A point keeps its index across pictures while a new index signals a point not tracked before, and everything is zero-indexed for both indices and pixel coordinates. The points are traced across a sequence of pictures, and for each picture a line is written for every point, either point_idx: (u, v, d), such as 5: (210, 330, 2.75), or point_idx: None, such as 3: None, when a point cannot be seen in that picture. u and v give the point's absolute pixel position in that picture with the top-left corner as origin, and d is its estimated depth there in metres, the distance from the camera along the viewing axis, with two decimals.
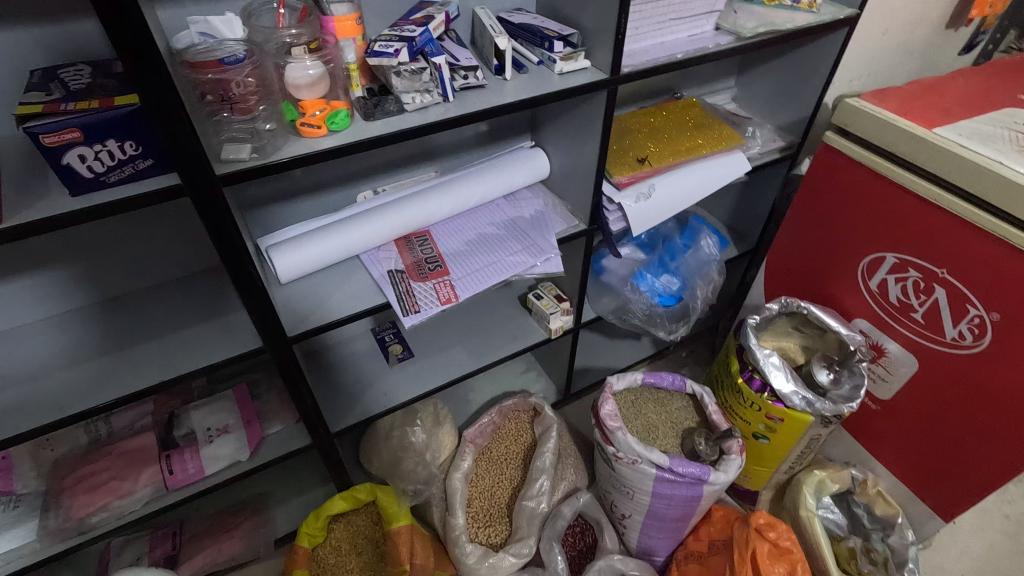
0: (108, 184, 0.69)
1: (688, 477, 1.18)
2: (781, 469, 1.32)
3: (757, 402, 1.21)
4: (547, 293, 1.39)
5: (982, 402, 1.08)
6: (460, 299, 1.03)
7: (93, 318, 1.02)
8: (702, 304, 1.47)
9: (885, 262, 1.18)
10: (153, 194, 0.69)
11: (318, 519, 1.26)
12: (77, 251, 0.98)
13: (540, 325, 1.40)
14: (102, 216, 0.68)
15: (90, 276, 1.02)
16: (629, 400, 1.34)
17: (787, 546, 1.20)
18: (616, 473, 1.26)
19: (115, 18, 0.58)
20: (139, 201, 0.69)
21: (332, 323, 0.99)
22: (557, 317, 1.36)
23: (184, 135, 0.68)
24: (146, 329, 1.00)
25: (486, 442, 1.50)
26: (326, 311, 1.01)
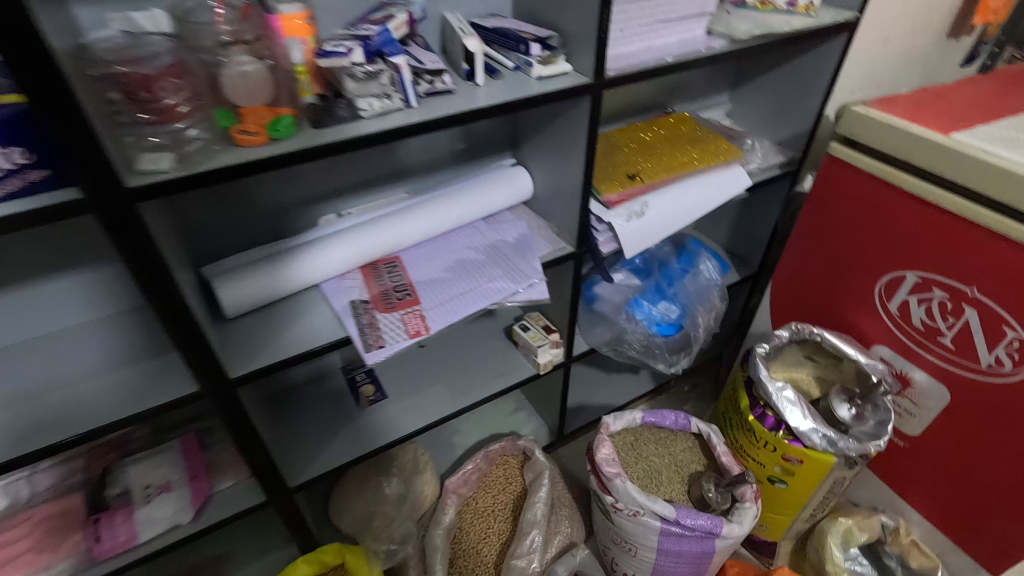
0: None
1: (699, 530, 1.03)
2: (801, 517, 1.18)
3: (771, 442, 1.07)
4: (535, 325, 1.27)
5: None
6: (432, 331, 0.91)
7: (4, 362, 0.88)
8: (705, 333, 1.34)
9: (905, 282, 1.07)
10: (49, 208, 0.57)
11: None
12: None
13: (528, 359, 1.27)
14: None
15: None
16: (628, 442, 1.20)
17: None
18: (616, 526, 1.11)
19: None
20: (26, 221, 0.56)
21: (283, 361, 0.86)
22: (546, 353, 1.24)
23: (83, 138, 0.57)
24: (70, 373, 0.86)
25: (471, 492, 1.35)
26: (277, 348, 0.88)
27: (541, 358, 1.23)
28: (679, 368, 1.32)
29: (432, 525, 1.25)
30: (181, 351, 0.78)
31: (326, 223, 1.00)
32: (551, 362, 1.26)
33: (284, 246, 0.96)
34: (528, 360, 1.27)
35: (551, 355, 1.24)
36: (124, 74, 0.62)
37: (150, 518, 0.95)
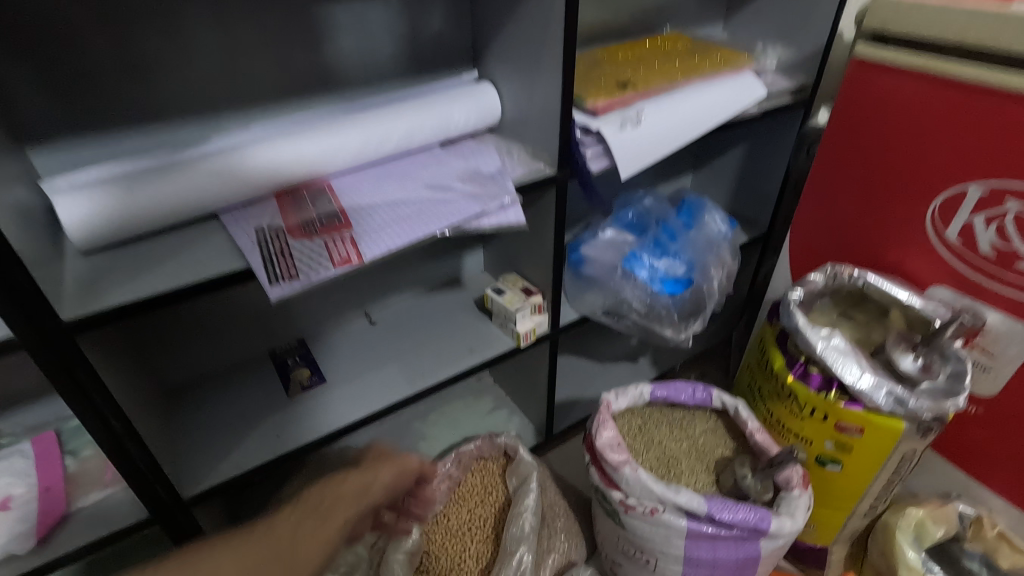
0: None
1: (738, 528, 0.77)
2: (859, 511, 0.92)
3: (820, 409, 0.83)
4: (513, 287, 1.03)
5: None
6: (367, 258, 0.66)
7: None
8: (719, 293, 1.09)
9: (966, 198, 0.85)
10: None
11: None
12: None
13: (506, 329, 1.02)
14: None
15: None
16: (634, 427, 0.95)
17: None
18: (628, 533, 0.84)
19: None
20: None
21: (150, 299, 0.60)
22: (525, 321, 1.00)
23: None
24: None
25: (441, 506, 1.08)
26: (144, 284, 0.62)
27: (518, 327, 0.99)
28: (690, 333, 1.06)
29: (391, 548, 0.98)
30: None
31: (226, 137, 0.76)
32: (533, 333, 1.01)
33: (163, 160, 0.71)
34: (506, 330, 1.02)
35: (532, 324, 1.00)
36: None
37: None
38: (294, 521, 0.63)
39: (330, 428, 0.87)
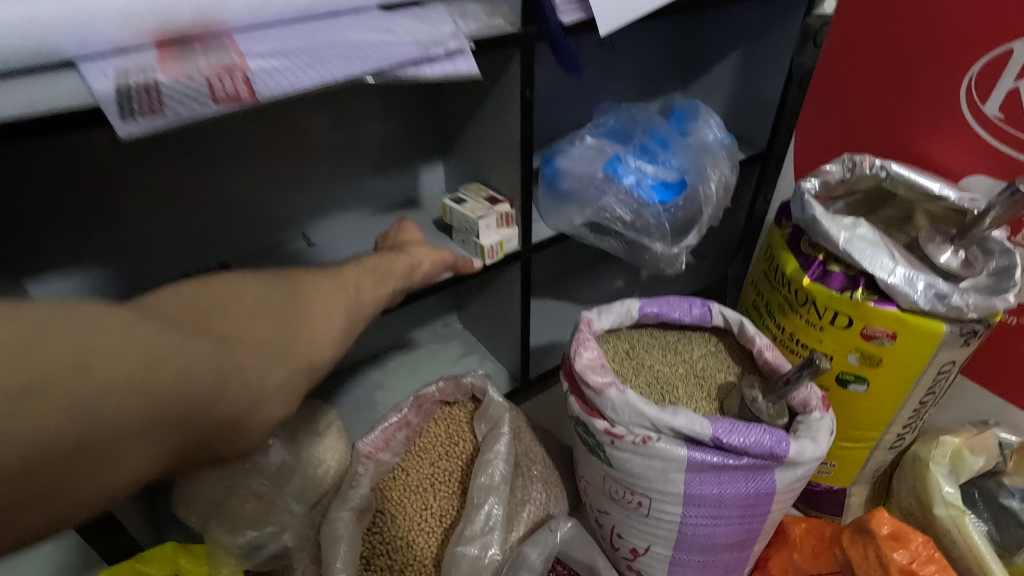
0: None
1: (750, 454, 0.63)
2: (884, 441, 0.79)
3: (844, 313, 0.69)
4: (475, 196, 0.87)
5: None
6: (259, 98, 0.50)
7: None
8: (718, 204, 0.93)
9: (1014, 57, 0.71)
10: None
11: None
12: None
13: (468, 242, 0.85)
14: None
15: None
16: (622, 351, 0.80)
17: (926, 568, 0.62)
18: (615, 470, 0.69)
19: None
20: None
21: None
22: (490, 233, 0.84)
23: None
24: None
25: (398, 458, 0.92)
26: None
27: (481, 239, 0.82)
28: (684, 249, 0.91)
29: (334, 505, 0.81)
30: None
31: None
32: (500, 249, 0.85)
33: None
34: (468, 246, 0.86)
35: (498, 237, 0.84)
36: None
37: None
38: (350, 281, 0.50)
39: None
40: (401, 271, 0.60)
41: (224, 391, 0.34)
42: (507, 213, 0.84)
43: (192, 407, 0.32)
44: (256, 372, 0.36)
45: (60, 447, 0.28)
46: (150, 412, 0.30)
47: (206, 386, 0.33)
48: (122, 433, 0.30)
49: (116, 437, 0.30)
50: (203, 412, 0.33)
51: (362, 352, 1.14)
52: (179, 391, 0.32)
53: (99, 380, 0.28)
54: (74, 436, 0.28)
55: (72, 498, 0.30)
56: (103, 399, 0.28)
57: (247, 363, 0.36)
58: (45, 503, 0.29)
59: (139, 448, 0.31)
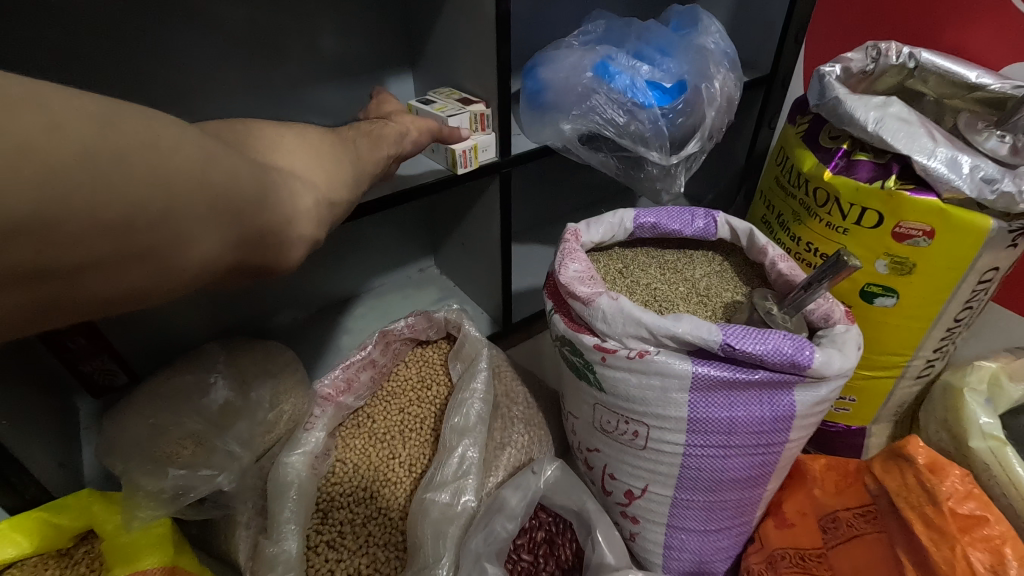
0: None
1: (768, 366, 0.53)
2: (912, 368, 0.69)
3: (873, 208, 0.59)
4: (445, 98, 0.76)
5: None
6: None
7: None
8: (722, 108, 0.82)
9: None
10: None
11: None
12: None
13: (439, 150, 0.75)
14: None
15: None
16: (615, 270, 0.70)
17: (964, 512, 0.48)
18: (608, 395, 0.59)
19: None
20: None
21: None
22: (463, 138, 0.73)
23: None
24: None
25: (361, 402, 0.81)
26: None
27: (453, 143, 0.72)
28: (684, 159, 0.81)
29: (284, 449, 0.70)
30: None
31: None
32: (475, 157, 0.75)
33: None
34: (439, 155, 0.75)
35: (473, 142, 0.73)
36: None
37: None
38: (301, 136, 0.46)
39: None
40: (395, 136, 0.61)
41: (264, 200, 0.38)
42: (481, 114, 0.73)
43: (244, 203, 0.36)
44: (284, 189, 0.41)
45: (145, 211, 0.30)
46: (211, 199, 0.34)
47: (253, 187, 0.37)
48: (191, 210, 0.33)
49: (182, 217, 0.33)
50: (249, 213, 0.37)
51: (325, 298, 1.03)
52: (231, 185, 0.35)
53: (170, 157, 0.32)
54: (158, 200, 0.31)
55: (144, 271, 0.32)
56: (178, 172, 0.32)
57: (276, 181, 0.40)
58: (127, 269, 0.31)
59: (206, 231, 0.34)
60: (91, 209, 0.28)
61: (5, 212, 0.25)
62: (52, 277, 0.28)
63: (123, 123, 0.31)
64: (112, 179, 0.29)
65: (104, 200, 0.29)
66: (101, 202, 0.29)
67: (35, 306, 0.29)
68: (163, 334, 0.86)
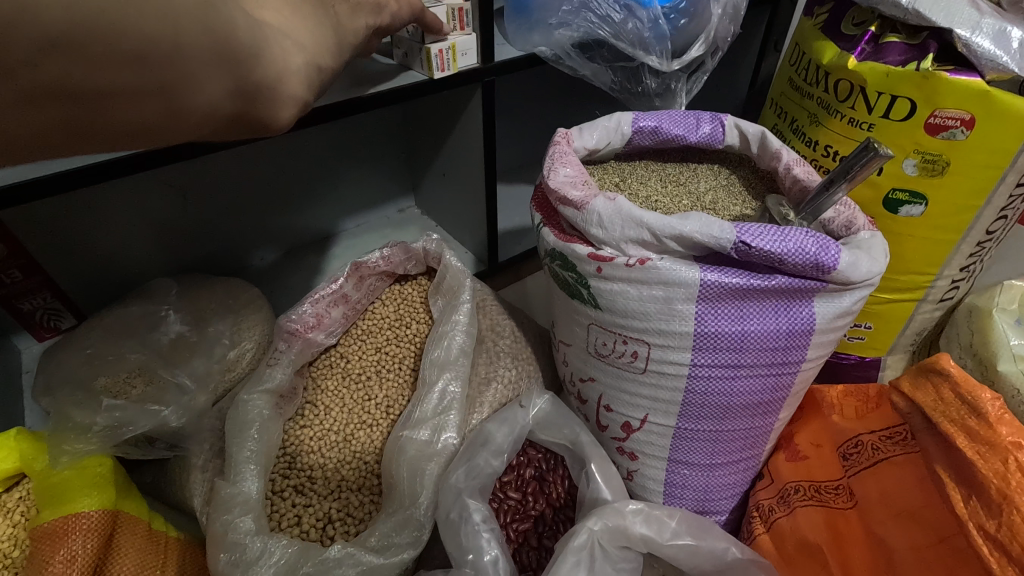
0: None
1: (784, 272, 0.46)
2: (937, 291, 0.63)
3: (905, 96, 0.52)
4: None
5: None
6: None
7: None
8: (730, 11, 0.73)
9: None
10: None
11: None
12: None
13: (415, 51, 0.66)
14: None
15: None
16: (611, 183, 0.63)
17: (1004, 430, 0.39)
18: (602, 312, 0.52)
19: None
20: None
21: None
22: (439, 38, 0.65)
23: None
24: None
25: (334, 341, 0.74)
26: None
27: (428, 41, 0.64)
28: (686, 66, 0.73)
29: (245, 386, 0.63)
30: None
31: None
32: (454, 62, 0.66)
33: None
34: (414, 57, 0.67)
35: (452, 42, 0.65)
36: None
37: None
38: None
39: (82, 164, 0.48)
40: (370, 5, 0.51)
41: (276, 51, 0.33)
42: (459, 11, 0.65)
43: (245, 53, 0.31)
44: (278, 42, 0.33)
45: (154, 50, 0.28)
46: (212, 42, 0.29)
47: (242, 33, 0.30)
48: (196, 55, 0.29)
49: (189, 61, 0.29)
50: (251, 66, 0.31)
51: (296, 237, 0.95)
52: (237, 29, 0.30)
53: None
54: (162, 41, 0.28)
55: (159, 112, 0.30)
56: (176, 10, 0.28)
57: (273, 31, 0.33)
58: (140, 105, 0.29)
59: (216, 78, 0.30)
60: (110, 36, 0.26)
61: (36, 24, 0.24)
62: (79, 101, 0.28)
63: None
64: (124, 17, 0.26)
65: (109, 32, 0.26)
66: (114, 36, 0.26)
67: (63, 126, 0.29)
68: (115, 271, 0.79)
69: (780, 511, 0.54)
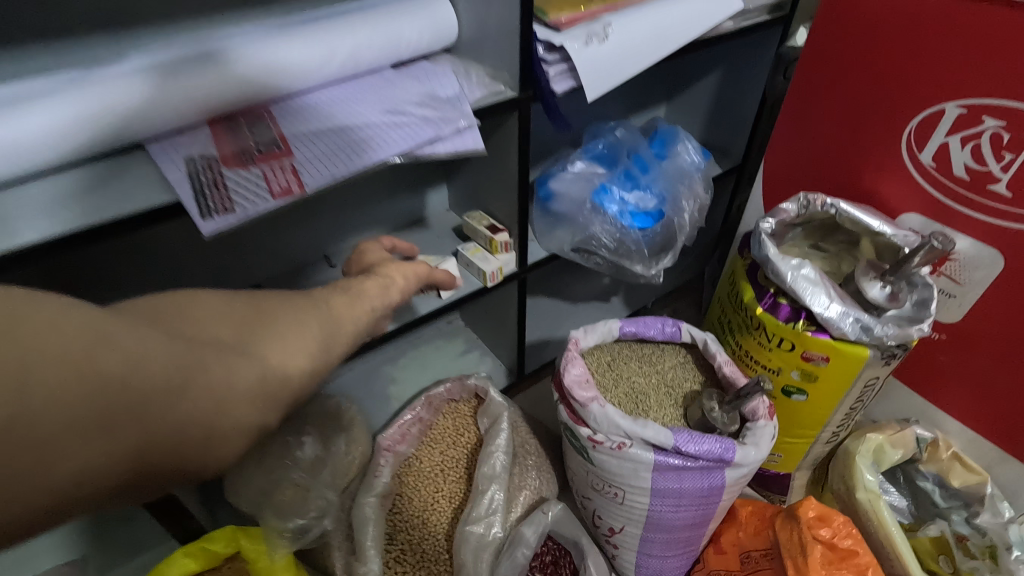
0: None
1: (704, 460, 0.78)
2: (823, 438, 0.94)
3: (787, 338, 0.83)
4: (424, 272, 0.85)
5: None
6: (309, 188, 0.61)
7: None
8: (689, 228, 1.06)
9: (943, 117, 0.82)
10: None
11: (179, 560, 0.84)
12: None
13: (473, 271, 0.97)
14: None
15: None
16: (605, 362, 0.93)
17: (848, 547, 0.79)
18: (596, 467, 0.84)
19: None
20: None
21: (83, 228, 0.55)
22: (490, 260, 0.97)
23: None
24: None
25: (412, 449, 1.07)
26: (75, 213, 0.57)
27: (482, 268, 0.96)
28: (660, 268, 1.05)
29: (362, 492, 0.96)
30: None
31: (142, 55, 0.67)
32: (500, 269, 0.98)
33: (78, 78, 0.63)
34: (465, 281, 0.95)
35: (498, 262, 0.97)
36: None
37: None
38: None
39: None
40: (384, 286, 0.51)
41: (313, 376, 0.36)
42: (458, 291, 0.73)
43: (158, 396, 0.29)
44: (216, 368, 0.32)
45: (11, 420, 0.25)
46: (116, 405, 0.27)
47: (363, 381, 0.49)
48: (81, 407, 0.26)
49: (74, 419, 0.26)
50: (166, 408, 0.29)
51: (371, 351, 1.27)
52: (149, 376, 0.29)
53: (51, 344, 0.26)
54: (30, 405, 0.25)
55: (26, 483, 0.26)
56: (57, 363, 0.26)
57: (210, 360, 0.31)
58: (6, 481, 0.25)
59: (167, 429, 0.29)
60: None
61: None
62: None
63: (66, 318, 0.27)
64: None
65: None
66: None
67: None
68: None
69: None
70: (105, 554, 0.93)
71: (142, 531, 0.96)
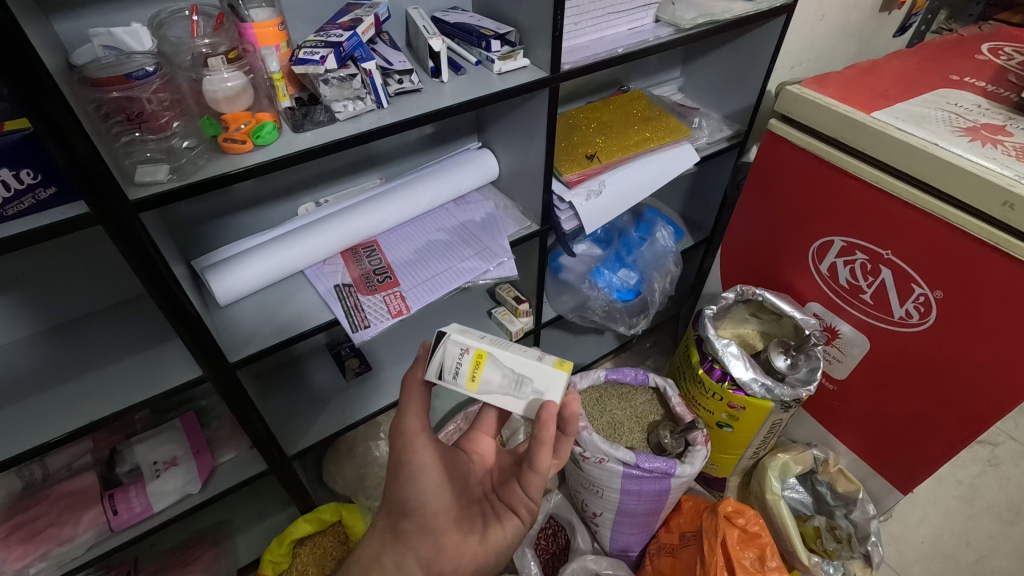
0: (27, 209, 0.62)
1: (655, 472, 1.17)
2: (747, 455, 1.35)
3: (717, 392, 1.22)
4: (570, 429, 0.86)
5: (907, 366, 1.14)
6: (412, 310, 1.00)
7: (37, 349, 0.95)
8: (660, 299, 1.46)
9: (832, 246, 1.18)
10: (79, 220, 0.63)
11: (281, 545, 1.18)
12: (13, 280, 0.91)
13: (527, 393, 0.83)
14: (81, 229, 0.64)
15: (36, 302, 0.95)
16: (594, 398, 1.35)
17: (756, 531, 1.19)
18: (584, 472, 1.24)
19: (17, 70, 0.53)
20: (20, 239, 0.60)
21: (286, 341, 0.95)
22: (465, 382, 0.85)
23: (97, 173, 0.62)
24: (62, 370, 0.91)
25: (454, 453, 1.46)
26: (276, 328, 0.98)
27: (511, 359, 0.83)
28: (636, 329, 1.48)
29: None
30: (188, 344, 0.85)
31: (301, 215, 1.07)
32: (478, 374, 0.83)
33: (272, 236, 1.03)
34: (551, 391, 0.82)
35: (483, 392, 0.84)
36: (115, 92, 0.66)
37: (161, 490, 1.06)
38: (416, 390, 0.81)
39: (376, 404, 1.25)
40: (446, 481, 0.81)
41: None
42: (429, 351, 0.84)
43: None
44: None
45: None
46: None
47: (452, 544, 0.77)
48: None
49: None
50: None
51: None
52: None
53: None
54: None
55: None
56: None
57: None
58: None
59: None
60: None
61: None
62: None
63: None
64: None
65: None
66: None
67: None
68: None
69: (659, 554, 1.30)
70: (245, 514, 1.35)
71: (270, 503, 1.37)
